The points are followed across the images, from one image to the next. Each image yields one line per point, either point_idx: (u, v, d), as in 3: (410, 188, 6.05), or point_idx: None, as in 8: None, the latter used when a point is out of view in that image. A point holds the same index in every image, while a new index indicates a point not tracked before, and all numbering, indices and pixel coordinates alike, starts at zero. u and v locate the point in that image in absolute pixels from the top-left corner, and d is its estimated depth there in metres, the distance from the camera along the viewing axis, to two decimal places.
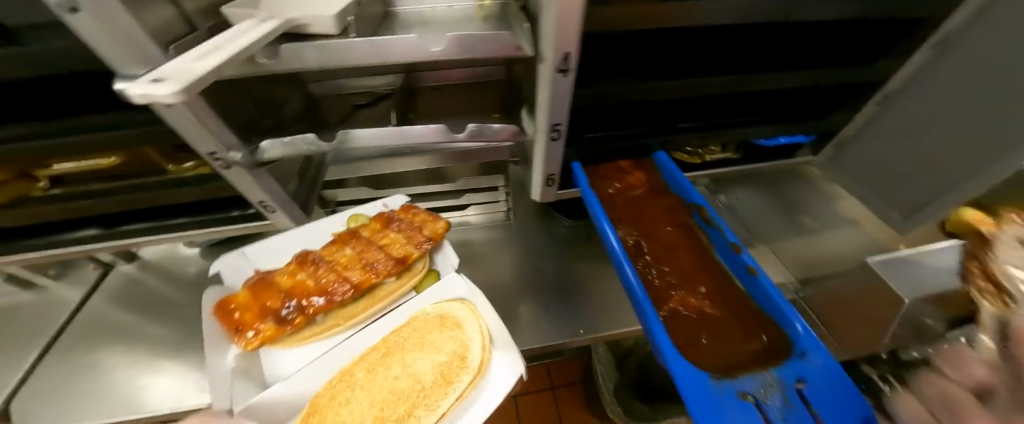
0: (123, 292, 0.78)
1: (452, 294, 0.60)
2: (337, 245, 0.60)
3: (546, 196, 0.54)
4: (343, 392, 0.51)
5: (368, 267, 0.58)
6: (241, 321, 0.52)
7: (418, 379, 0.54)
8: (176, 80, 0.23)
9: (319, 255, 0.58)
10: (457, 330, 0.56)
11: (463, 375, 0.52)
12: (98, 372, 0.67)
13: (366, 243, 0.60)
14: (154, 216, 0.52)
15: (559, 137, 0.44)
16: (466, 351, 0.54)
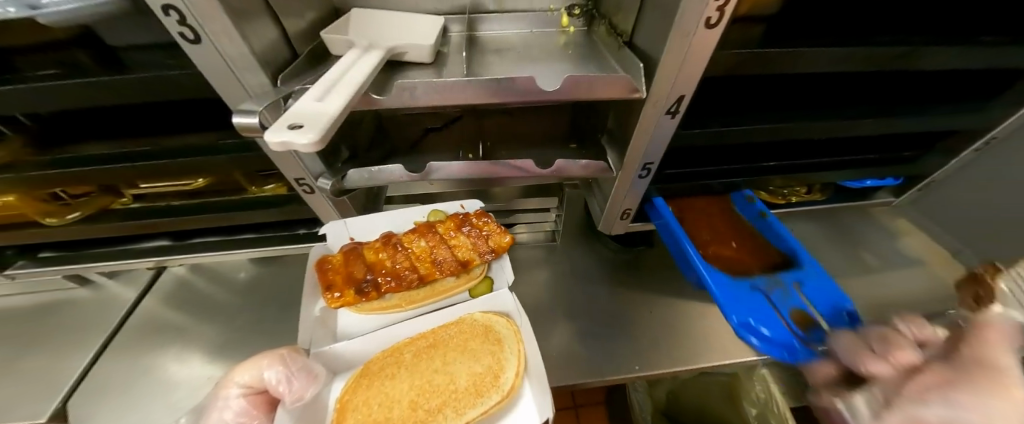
0: (179, 293, 0.83)
1: (501, 307, 0.56)
2: (413, 231, 0.55)
3: (617, 228, 0.53)
4: (391, 367, 0.52)
5: (436, 262, 0.54)
6: (331, 280, 0.52)
7: (454, 380, 0.51)
8: (313, 126, 0.22)
9: (399, 239, 0.54)
10: (497, 346, 0.52)
11: (492, 393, 0.49)
12: (150, 373, 0.72)
13: (439, 239, 0.55)
14: (222, 232, 0.56)
15: (648, 174, 0.42)
16: (501, 370, 0.51)
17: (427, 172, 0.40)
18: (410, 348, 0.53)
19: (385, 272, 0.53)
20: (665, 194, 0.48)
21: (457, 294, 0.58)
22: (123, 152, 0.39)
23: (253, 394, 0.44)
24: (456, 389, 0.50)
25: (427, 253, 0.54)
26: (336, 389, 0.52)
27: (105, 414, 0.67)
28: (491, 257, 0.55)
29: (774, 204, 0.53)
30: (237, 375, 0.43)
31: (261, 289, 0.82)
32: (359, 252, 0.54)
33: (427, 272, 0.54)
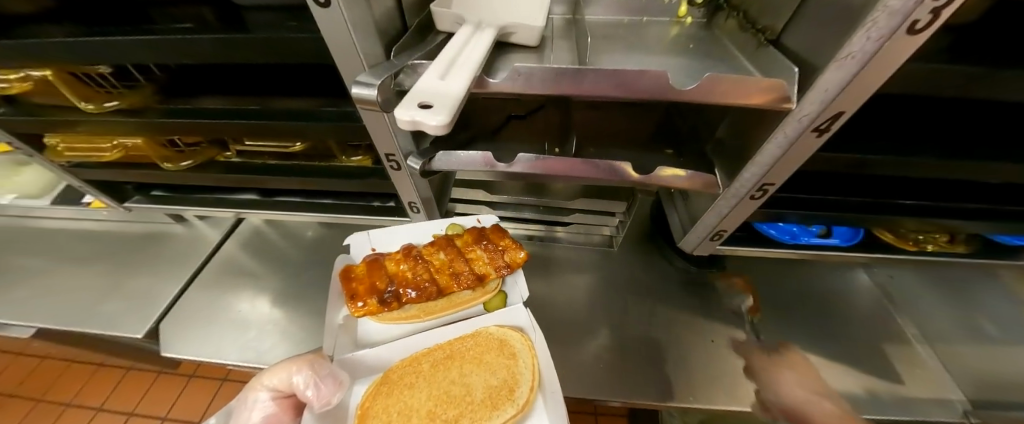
0: (254, 242, 0.91)
1: (514, 322, 0.54)
2: (431, 246, 0.54)
3: (703, 249, 0.48)
4: (409, 377, 0.50)
5: (454, 276, 0.52)
6: (352, 291, 0.50)
7: (470, 392, 0.49)
8: (442, 107, 0.21)
9: (419, 251, 0.54)
10: (512, 359, 0.50)
11: (507, 406, 0.47)
12: (224, 310, 0.79)
13: (456, 253, 0.53)
14: (303, 194, 0.59)
15: (760, 196, 0.37)
16: (516, 384, 0.49)
17: (509, 163, 0.38)
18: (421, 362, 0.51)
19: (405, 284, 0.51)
20: (769, 220, 0.42)
21: (473, 307, 0.57)
22: (235, 109, 0.41)
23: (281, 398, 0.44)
24: (470, 400, 0.48)
25: (445, 266, 0.53)
26: (358, 394, 0.50)
27: (187, 340, 0.75)
28: (507, 269, 0.52)
29: (899, 250, 0.45)
30: (268, 378, 0.43)
31: (324, 249, 0.87)
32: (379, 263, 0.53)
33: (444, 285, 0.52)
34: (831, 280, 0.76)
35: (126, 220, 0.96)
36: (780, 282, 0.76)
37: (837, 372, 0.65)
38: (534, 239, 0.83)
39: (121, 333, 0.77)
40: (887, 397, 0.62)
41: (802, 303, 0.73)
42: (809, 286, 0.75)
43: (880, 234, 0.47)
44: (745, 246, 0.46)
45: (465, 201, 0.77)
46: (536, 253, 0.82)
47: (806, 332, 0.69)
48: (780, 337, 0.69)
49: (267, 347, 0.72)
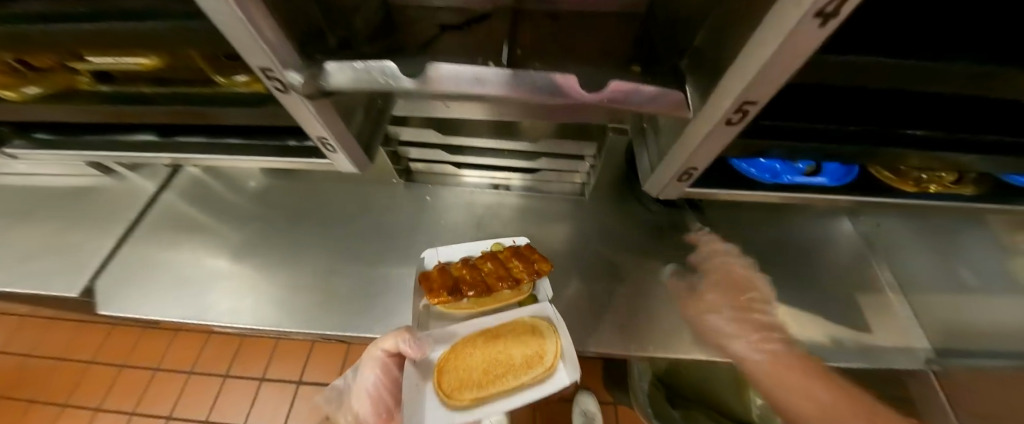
0: (191, 192, 0.82)
1: (541, 310, 0.63)
2: (484, 256, 0.66)
3: (671, 191, 0.41)
4: (467, 346, 0.64)
5: (500, 280, 0.63)
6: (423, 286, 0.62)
7: (511, 357, 0.64)
8: None
9: (473, 260, 0.66)
10: (542, 336, 0.63)
11: (540, 366, 0.62)
12: (164, 267, 0.73)
13: (500, 261, 0.64)
14: (211, 133, 0.50)
15: (739, 122, 0.29)
16: (545, 352, 0.62)
17: (426, 79, 0.28)
18: (476, 339, 0.64)
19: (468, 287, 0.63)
20: (750, 155, 0.35)
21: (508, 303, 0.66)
22: (56, 11, 0.31)
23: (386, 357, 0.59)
24: (514, 367, 0.63)
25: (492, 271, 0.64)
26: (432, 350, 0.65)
27: (125, 298, 0.69)
28: (540, 276, 0.63)
29: (894, 191, 0.39)
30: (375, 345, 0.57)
31: (269, 200, 0.79)
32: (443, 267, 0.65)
33: (494, 287, 0.64)
34: (813, 229, 0.72)
35: (44, 170, 0.85)
36: (759, 231, 0.71)
37: (804, 320, 0.63)
38: (499, 188, 0.76)
39: (51, 292, 0.70)
40: (851, 345, 0.61)
41: (778, 252, 0.69)
42: (789, 235, 0.71)
43: (877, 171, 0.40)
44: (717, 188, 0.39)
45: (417, 144, 0.68)
46: (501, 203, 0.75)
47: (778, 281, 0.66)
48: None
49: (208, 304, 0.67)
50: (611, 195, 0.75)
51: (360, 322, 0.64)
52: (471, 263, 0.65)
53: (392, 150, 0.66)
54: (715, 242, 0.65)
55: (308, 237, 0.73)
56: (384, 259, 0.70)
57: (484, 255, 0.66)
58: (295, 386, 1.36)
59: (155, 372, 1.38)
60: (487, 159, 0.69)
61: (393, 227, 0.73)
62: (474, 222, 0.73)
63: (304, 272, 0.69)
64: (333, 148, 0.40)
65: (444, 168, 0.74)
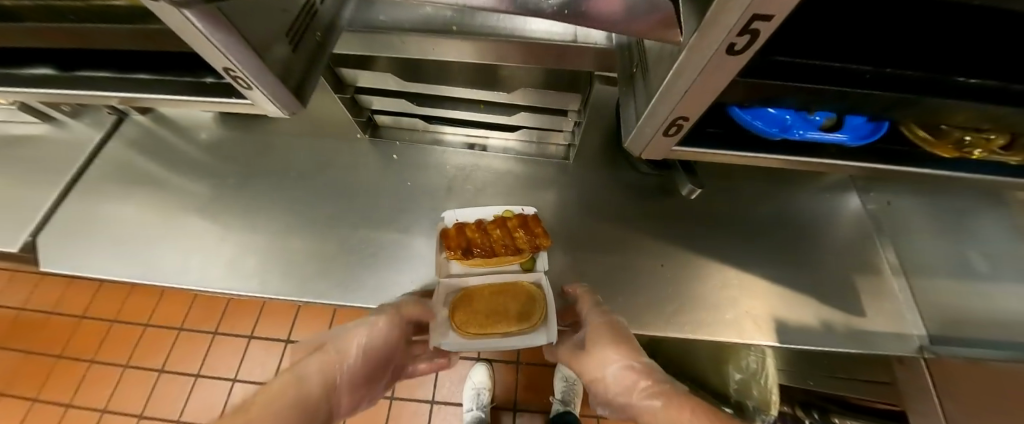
0: (143, 143, 0.73)
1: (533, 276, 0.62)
2: (495, 221, 0.63)
3: (656, 148, 0.34)
4: (465, 295, 0.63)
5: (506, 245, 0.62)
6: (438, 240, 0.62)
7: (502, 310, 0.63)
8: None
9: (483, 223, 0.63)
10: (533, 299, 0.62)
11: (525, 324, 0.61)
12: (107, 223, 0.66)
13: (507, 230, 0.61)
14: (117, 66, 0.41)
15: (744, 48, 0.20)
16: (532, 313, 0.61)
17: None
18: (483, 295, 0.64)
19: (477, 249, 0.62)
20: (753, 103, 0.28)
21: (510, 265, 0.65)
22: None
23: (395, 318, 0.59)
24: (504, 320, 0.62)
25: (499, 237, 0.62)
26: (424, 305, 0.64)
27: (66, 255, 0.64)
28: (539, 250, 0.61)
29: (922, 157, 0.32)
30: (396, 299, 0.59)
31: (222, 153, 0.71)
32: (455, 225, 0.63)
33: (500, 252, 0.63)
34: (817, 204, 0.66)
35: None
36: (757, 204, 0.65)
37: (794, 301, 0.58)
38: (475, 147, 0.69)
39: None
40: (840, 329, 0.57)
41: (776, 227, 0.64)
42: (789, 210, 0.65)
43: (911, 131, 0.33)
44: (706, 147, 0.33)
45: (379, 92, 0.59)
46: (477, 165, 0.68)
47: (771, 259, 0.61)
48: (742, 264, 0.61)
49: (156, 263, 0.62)
50: (599, 159, 0.68)
51: (319, 286, 0.59)
52: (482, 228, 0.63)
53: (347, 97, 0.58)
54: (585, 296, 0.57)
55: (264, 195, 0.67)
56: (345, 221, 0.64)
57: (497, 221, 0.63)
58: (282, 344, 1.43)
59: (146, 328, 1.47)
60: (459, 113, 0.61)
61: (357, 187, 0.66)
62: (446, 184, 0.66)
63: (258, 233, 0.64)
64: (248, 83, 0.33)
65: (414, 123, 0.66)
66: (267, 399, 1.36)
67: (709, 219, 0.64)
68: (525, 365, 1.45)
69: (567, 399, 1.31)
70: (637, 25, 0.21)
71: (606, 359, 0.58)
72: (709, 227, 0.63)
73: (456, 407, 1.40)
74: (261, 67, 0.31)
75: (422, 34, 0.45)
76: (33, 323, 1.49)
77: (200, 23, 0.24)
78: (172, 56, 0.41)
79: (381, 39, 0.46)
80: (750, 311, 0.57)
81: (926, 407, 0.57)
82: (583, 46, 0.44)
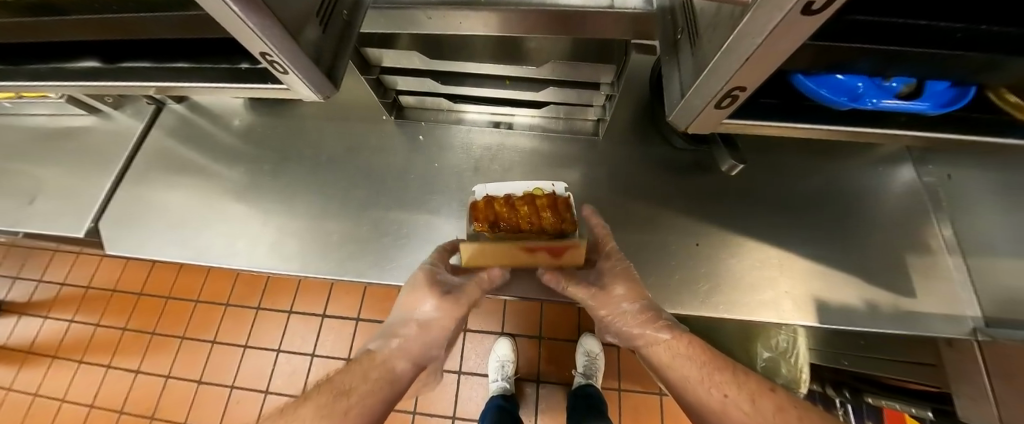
0: (181, 131, 0.76)
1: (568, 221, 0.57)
2: (525, 197, 0.58)
3: (705, 120, 0.32)
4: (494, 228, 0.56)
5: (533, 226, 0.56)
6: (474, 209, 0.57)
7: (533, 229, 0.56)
8: None
9: (513, 199, 0.58)
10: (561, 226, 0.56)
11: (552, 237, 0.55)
12: (156, 208, 0.70)
13: (535, 209, 0.57)
14: (157, 55, 0.42)
15: (822, 7, 0.18)
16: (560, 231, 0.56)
17: None
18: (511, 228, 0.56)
19: (503, 226, 0.55)
20: (819, 69, 0.26)
21: None
22: None
23: (416, 296, 0.58)
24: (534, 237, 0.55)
25: (529, 215, 0.56)
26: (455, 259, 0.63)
27: (126, 238, 0.68)
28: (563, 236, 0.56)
29: (1005, 128, 0.29)
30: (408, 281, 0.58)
31: (254, 139, 0.73)
32: (488, 200, 0.57)
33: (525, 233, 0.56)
34: (864, 179, 0.61)
35: (20, 108, 0.79)
36: (801, 179, 0.62)
37: (838, 281, 0.56)
38: (501, 125, 0.67)
39: (60, 233, 0.69)
40: (886, 310, 0.54)
41: (820, 204, 0.60)
42: (835, 186, 0.61)
43: (1000, 97, 0.30)
44: (763, 120, 0.31)
45: (403, 70, 0.58)
46: (503, 144, 0.67)
47: (813, 238, 0.58)
48: (782, 243, 0.58)
49: (205, 246, 0.66)
50: (629, 135, 0.65)
51: (354, 266, 0.62)
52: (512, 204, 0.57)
53: (373, 77, 0.57)
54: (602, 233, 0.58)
55: (298, 179, 0.69)
56: (376, 203, 0.65)
57: (530, 202, 0.57)
58: (319, 318, 1.52)
59: (196, 303, 1.59)
60: (486, 91, 0.59)
61: (384, 170, 0.67)
62: (472, 165, 0.66)
63: (295, 216, 0.66)
64: (285, 69, 0.34)
65: (438, 102, 0.65)
66: (308, 368, 1.46)
67: (747, 196, 0.61)
68: (546, 340, 1.48)
69: (589, 372, 1.34)
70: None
71: (615, 300, 0.56)
72: (747, 205, 0.61)
73: (482, 378, 1.47)
74: (295, 50, 0.32)
75: (449, 9, 0.43)
76: (100, 299, 1.64)
77: (238, 8, 0.25)
78: (205, 43, 0.41)
79: (407, 15, 0.45)
80: (789, 292, 0.56)
81: (977, 390, 0.54)
82: (620, 12, 0.41)
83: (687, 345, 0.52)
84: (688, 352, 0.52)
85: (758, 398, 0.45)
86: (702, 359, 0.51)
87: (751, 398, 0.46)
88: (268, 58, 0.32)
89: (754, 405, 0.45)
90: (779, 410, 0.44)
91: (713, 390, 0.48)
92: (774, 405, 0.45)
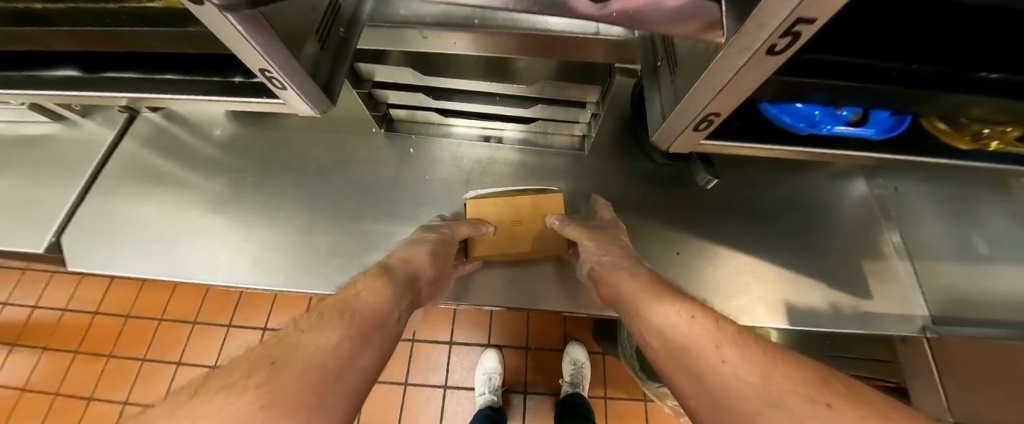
0: (156, 141, 0.73)
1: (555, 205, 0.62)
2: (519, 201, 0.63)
3: (684, 142, 0.35)
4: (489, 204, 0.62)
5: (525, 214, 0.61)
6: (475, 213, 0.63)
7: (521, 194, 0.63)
8: None
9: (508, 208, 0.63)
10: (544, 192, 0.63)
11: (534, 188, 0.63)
12: (129, 221, 0.67)
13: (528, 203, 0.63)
14: (143, 66, 0.42)
15: (784, 48, 0.21)
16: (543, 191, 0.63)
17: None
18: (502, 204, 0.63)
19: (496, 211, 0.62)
20: (783, 99, 0.29)
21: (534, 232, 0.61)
22: None
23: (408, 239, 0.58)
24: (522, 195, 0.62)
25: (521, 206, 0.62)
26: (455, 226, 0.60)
27: (94, 253, 0.65)
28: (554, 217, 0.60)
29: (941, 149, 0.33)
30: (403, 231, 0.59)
31: (236, 149, 0.71)
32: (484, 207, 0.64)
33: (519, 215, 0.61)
34: (822, 191, 0.67)
35: None
36: (769, 192, 0.66)
37: (804, 285, 0.60)
38: (491, 139, 0.69)
39: (18, 248, 0.65)
40: (848, 311, 0.59)
41: (786, 214, 0.65)
42: (800, 198, 0.66)
43: (931, 123, 0.34)
44: (738, 141, 0.34)
45: (396, 86, 0.59)
46: (493, 157, 0.68)
47: (781, 246, 0.63)
48: (754, 251, 0.63)
49: (182, 260, 0.64)
50: (613, 148, 0.68)
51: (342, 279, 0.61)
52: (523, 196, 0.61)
53: (366, 92, 0.58)
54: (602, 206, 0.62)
55: (283, 191, 0.68)
56: (365, 214, 0.65)
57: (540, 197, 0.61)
58: None
59: (160, 321, 1.50)
60: (478, 106, 0.61)
61: (374, 181, 0.67)
62: (463, 177, 0.67)
63: (280, 228, 0.65)
64: (282, 84, 0.34)
65: (429, 116, 0.66)
66: None
67: (721, 208, 0.65)
68: (533, 350, 1.49)
69: (576, 380, 1.36)
70: (710, 9, 0.20)
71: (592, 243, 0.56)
72: (722, 216, 0.65)
73: (468, 391, 1.45)
74: (293, 65, 0.32)
75: (444, 29, 0.44)
76: (50, 320, 1.52)
77: (242, 28, 0.25)
78: (195, 56, 0.41)
79: (402, 34, 0.46)
80: (762, 296, 0.59)
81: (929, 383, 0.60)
82: (604, 39, 0.44)
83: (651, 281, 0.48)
84: (654, 286, 0.47)
85: (720, 322, 0.39)
86: (668, 290, 0.46)
87: (715, 322, 0.39)
88: (265, 73, 0.33)
89: (715, 326, 0.38)
90: (735, 331, 0.37)
91: (678, 313, 0.41)
92: (731, 328, 0.38)
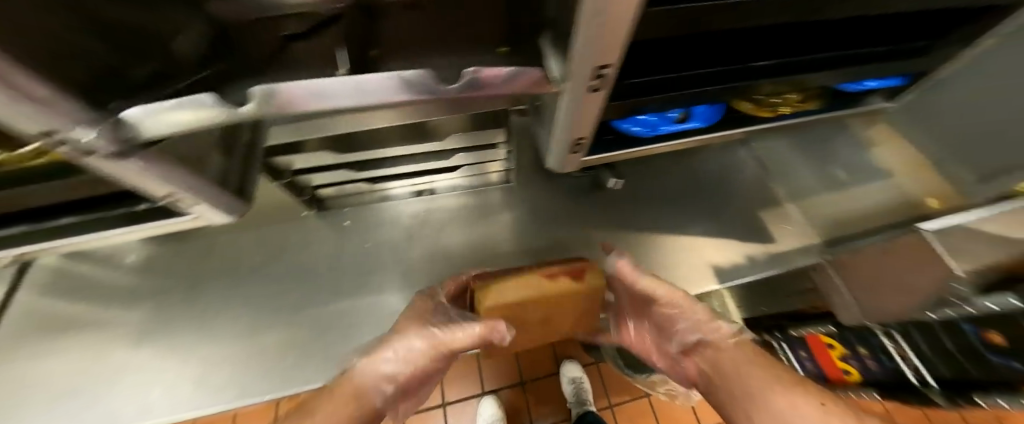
0: (55, 286, 0.65)
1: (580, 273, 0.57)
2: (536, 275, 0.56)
3: (570, 163, 0.41)
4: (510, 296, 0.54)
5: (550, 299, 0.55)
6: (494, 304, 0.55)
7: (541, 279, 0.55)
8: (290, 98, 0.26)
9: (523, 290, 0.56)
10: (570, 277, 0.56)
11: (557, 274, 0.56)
12: (38, 385, 0.59)
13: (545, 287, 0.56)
14: (33, 217, 0.40)
15: (600, 85, 0.30)
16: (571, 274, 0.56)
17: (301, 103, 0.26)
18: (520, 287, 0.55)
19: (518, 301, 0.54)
20: (627, 115, 0.36)
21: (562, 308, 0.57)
22: None
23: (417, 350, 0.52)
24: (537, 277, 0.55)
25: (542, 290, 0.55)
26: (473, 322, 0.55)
27: None
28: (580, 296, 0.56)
29: (757, 119, 0.43)
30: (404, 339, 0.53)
31: (156, 270, 0.66)
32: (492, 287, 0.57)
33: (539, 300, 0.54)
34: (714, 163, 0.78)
35: None
36: (674, 175, 0.76)
37: (723, 246, 0.70)
38: (424, 193, 0.71)
39: None
40: (762, 258, 0.68)
41: (693, 190, 0.75)
42: (699, 174, 0.76)
43: (741, 106, 0.44)
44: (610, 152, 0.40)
45: (319, 168, 0.61)
46: (430, 208, 0.71)
47: (696, 219, 0.72)
48: (676, 229, 0.71)
49: (114, 412, 0.59)
50: (536, 173, 0.75)
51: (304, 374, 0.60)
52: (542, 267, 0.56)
53: (287, 180, 0.59)
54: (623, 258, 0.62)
55: (220, 300, 0.64)
56: (315, 299, 0.64)
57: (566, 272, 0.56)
58: None
59: None
60: (400, 167, 0.63)
61: (319, 263, 0.66)
62: (406, 235, 0.69)
63: (224, 341, 0.62)
64: (190, 202, 0.35)
65: (358, 187, 0.68)
66: None
67: (640, 199, 0.74)
68: (529, 382, 1.46)
69: (576, 398, 1.35)
70: (532, 70, 0.29)
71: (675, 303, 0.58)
72: (642, 206, 0.73)
73: None
74: (197, 184, 0.34)
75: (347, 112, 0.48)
76: None
77: (141, 164, 0.27)
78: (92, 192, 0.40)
79: (309, 123, 0.49)
80: (690, 266, 0.68)
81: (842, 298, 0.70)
82: None
83: (738, 351, 0.53)
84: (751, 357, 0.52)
85: (828, 401, 0.44)
86: (763, 360, 0.51)
87: (829, 405, 0.43)
88: (161, 196, 0.33)
89: (828, 410, 0.43)
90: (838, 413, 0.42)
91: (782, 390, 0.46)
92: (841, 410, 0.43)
